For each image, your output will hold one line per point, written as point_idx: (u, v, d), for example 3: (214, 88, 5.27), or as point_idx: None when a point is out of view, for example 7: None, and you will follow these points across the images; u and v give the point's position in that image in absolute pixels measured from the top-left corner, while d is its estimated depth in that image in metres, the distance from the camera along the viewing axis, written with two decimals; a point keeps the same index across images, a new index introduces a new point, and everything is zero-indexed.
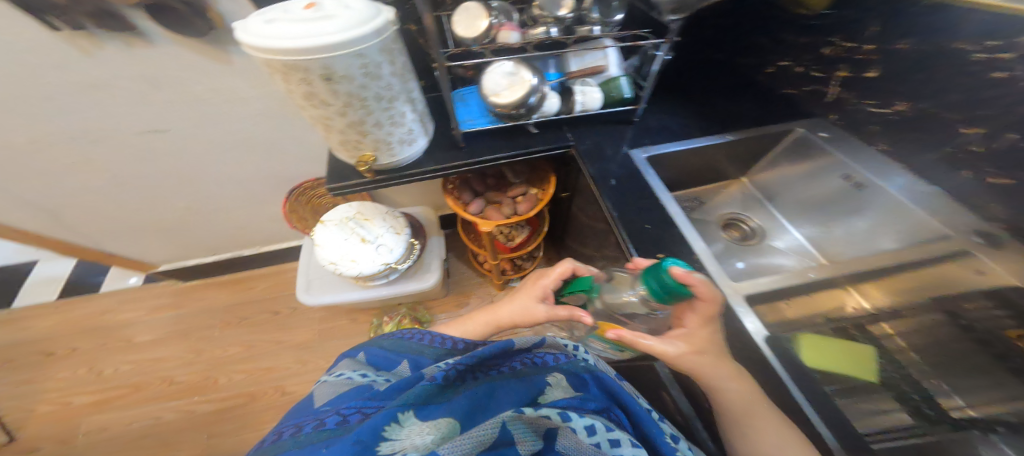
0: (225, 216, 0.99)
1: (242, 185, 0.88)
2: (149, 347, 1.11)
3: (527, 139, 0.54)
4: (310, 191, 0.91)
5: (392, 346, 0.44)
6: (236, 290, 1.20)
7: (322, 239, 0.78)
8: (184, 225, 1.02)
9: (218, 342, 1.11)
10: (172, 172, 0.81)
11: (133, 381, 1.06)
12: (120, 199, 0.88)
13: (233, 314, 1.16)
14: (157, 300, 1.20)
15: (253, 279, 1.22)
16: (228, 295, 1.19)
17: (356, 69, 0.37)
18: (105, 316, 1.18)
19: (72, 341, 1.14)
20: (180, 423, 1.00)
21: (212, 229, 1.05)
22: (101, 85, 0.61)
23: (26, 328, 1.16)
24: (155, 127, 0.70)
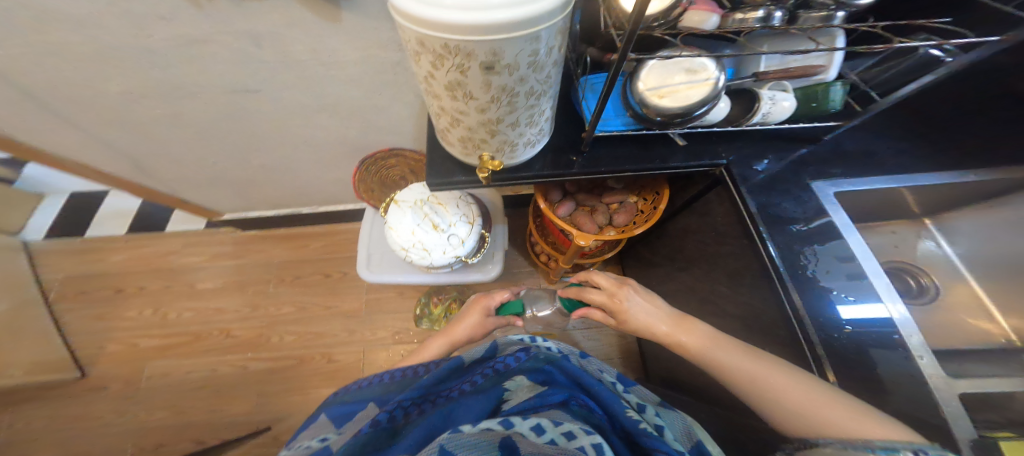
0: (294, 176, 0.99)
1: (317, 149, 0.87)
2: (211, 295, 1.17)
3: (664, 151, 0.56)
4: (381, 162, 0.88)
5: (351, 397, 0.52)
6: (293, 247, 1.23)
7: (396, 222, 0.75)
8: (253, 182, 1.02)
9: (275, 299, 1.16)
10: (255, 131, 0.80)
11: (192, 330, 1.13)
12: (202, 152, 0.88)
13: (289, 272, 1.20)
14: (217, 246, 1.23)
15: (308, 237, 1.25)
16: (286, 251, 1.22)
17: (523, 59, 0.31)
18: (169, 257, 1.22)
19: (139, 280, 1.19)
20: (235, 377, 1.08)
21: (279, 187, 1.05)
22: (203, 40, 0.57)
23: (97, 259, 1.22)
24: (249, 87, 0.67)
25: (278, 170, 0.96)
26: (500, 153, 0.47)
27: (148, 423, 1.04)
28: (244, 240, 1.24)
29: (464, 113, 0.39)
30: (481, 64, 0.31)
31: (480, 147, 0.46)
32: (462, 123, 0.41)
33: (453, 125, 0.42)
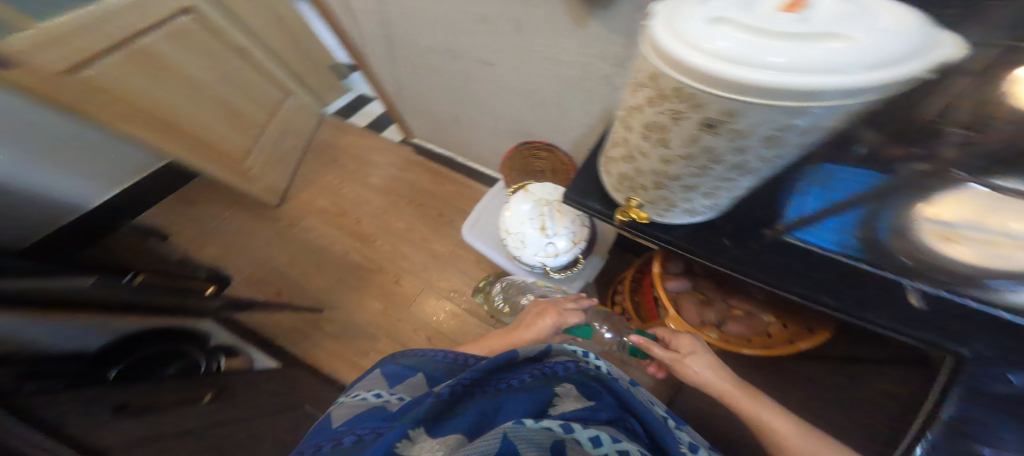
0: (472, 135, 1.28)
1: (501, 121, 1.08)
2: (371, 189, 1.61)
3: (861, 294, 0.42)
4: (535, 151, 1.04)
5: (407, 363, 0.66)
6: (437, 181, 1.57)
7: (516, 208, 0.96)
8: (442, 126, 1.36)
9: (402, 214, 1.54)
10: (471, 95, 1.05)
11: (341, 209, 1.58)
12: (429, 92, 1.18)
13: (423, 199, 1.55)
14: (394, 158, 1.66)
15: (449, 180, 1.56)
16: (431, 183, 1.57)
17: (761, 129, 0.28)
18: (371, 149, 1.72)
19: (343, 156, 1.71)
20: (347, 253, 1.49)
21: (455, 138, 1.38)
22: (485, 18, 0.73)
23: (339, 129, 1.79)
24: (490, 60, 0.84)
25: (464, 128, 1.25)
26: (649, 202, 0.46)
27: (301, 246, 1.51)
28: (410, 161, 1.63)
29: (648, 155, 0.38)
30: (699, 116, 0.29)
31: (636, 190, 0.46)
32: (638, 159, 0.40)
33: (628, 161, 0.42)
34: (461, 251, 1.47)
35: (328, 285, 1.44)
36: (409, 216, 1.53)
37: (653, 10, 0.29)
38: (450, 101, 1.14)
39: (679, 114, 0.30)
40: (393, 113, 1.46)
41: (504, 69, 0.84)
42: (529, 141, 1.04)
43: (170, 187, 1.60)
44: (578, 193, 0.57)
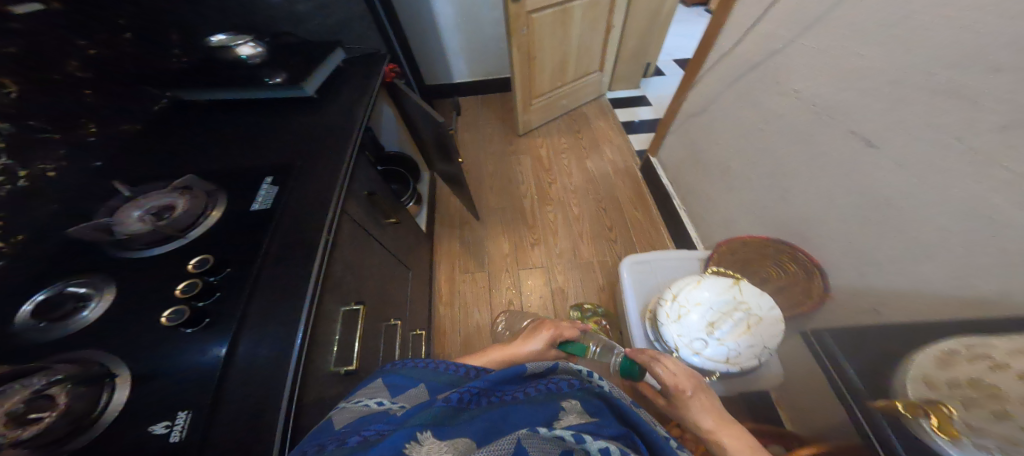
0: (716, 194, 1.19)
1: (782, 205, 0.93)
2: (583, 169, 1.74)
3: None
4: (781, 258, 0.88)
5: (410, 373, 0.49)
6: (632, 204, 1.57)
7: (706, 285, 0.84)
8: (690, 169, 1.32)
9: (584, 202, 1.61)
10: (774, 161, 0.93)
11: (552, 166, 1.78)
12: (718, 132, 1.13)
13: (609, 206, 1.58)
14: (620, 162, 1.74)
15: (643, 211, 1.54)
16: (628, 202, 1.59)
17: None
18: (606, 142, 1.84)
19: (586, 134, 1.90)
20: (523, 195, 1.68)
21: (693, 189, 1.32)
22: (936, 94, 0.58)
23: (600, 113, 1.99)
24: (868, 139, 0.69)
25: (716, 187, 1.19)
26: (973, 428, 0.37)
27: (504, 168, 1.81)
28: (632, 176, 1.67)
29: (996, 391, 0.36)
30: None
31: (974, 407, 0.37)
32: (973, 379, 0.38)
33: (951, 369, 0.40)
34: (598, 268, 1.41)
35: (496, 205, 1.66)
36: (588, 208, 1.59)
37: None
38: (726, 161, 1.13)
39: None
40: (661, 127, 1.46)
41: (877, 157, 0.68)
42: (785, 246, 0.89)
43: (490, 86, 2.23)
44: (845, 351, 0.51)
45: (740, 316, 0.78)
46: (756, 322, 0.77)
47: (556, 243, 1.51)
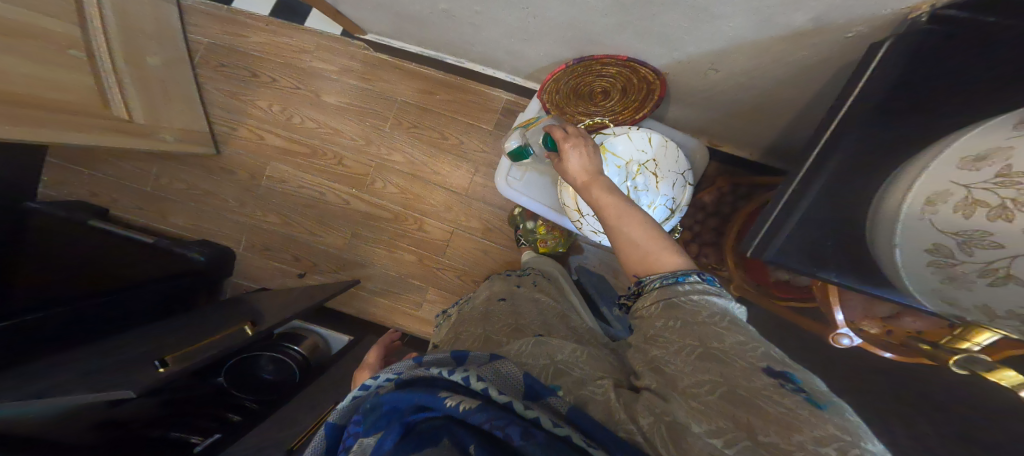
0: (469, 35, 1.06)
1: (574, 23, 0.89)
2: (334, 113, 1.31)
3: None
4: (593, 69, 1.03)
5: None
6: (422, 93, 1.28)
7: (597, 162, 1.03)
8: (417, 23, 1.07)
9: (389, 141, 1.30)
10: None
11: (312, 144, 1.31)
12: None
13: (409, 118, 1.29)
14: (350, 62, 1.31)
15: (438, 88, 1.29)
16: (416, 95, 1.28)
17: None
18: (302, 55, 1.34)
19: (273, 71, 1.36)
20: (340, 207, 1.31)
21: (447, 39, 1.11)
22: None
23: (239, 33, 1.41)
24: None
25: (464, 25, 1.02)
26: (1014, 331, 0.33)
27: (288, 206, 1.33)
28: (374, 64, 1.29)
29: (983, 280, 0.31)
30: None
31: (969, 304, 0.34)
32: (960, 261, 0.33)
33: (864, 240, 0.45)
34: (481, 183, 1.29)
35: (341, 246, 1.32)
36: (401, 143, 1.30)
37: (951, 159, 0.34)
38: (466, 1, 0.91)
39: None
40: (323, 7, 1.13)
41: None
42: (590, 59, 1.00)
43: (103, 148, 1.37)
44: (767, 243, 0.62)
45: (646, 178, 1.03)
46: (659, 169, 1.03)
47: (430, 206, 1.30)
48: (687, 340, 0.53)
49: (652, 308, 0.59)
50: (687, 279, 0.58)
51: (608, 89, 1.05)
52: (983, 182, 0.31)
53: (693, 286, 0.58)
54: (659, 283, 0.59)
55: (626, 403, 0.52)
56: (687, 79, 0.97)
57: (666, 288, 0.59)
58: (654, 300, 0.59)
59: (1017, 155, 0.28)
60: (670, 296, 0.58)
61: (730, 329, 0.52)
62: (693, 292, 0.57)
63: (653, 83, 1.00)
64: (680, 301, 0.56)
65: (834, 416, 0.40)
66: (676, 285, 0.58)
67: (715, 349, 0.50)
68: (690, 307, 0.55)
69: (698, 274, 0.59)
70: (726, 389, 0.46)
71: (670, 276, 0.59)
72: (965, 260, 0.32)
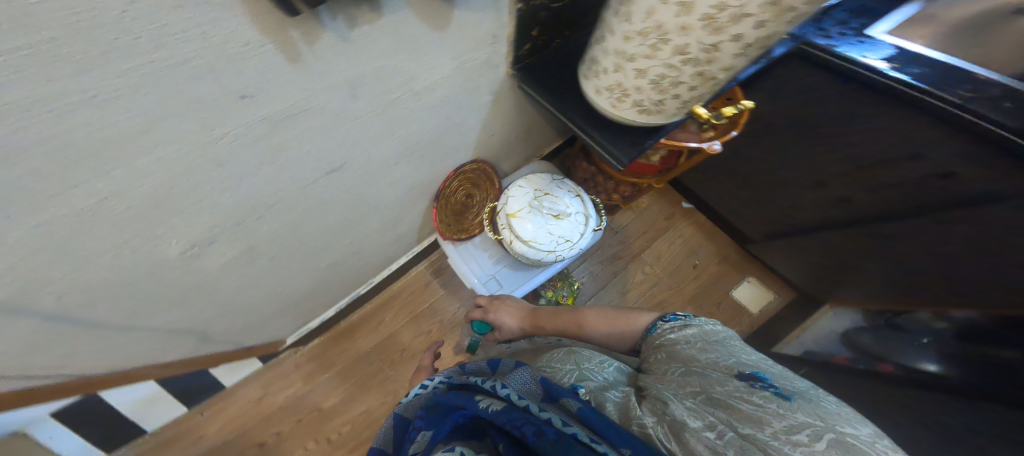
0: (365, 267, 0.87)
1: (403, 217, 0.76)
2: (346, 406, 1.11)
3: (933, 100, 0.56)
4: (448, 196, 0.78)
5: None
6: (372, 330, 1.15)
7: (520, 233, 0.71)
8: (301, 305, 0.85)
9: (400, 379, 1.12)
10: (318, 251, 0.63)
11: (362, 436, 1.09)
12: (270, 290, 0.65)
13: (392, 351, 1.14)
14: (297, 373, 1.13)
15: (373, 317, 1.16)
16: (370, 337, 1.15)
17: (647, 54, 0.39)
18: (266, 400, 1.11)
19: (268, 428, 1.08)
20: None
21: (332, 290, 0.87)
22: (303, 112, 0.36)
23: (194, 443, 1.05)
24: (330, 167, 0.46)
25: (343, 267, 0.78)
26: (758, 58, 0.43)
27: None
28: (319, 349, 1.14)
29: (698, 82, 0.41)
30: (639, 42, 0.38)
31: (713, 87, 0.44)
32: (673, 91, 0.43)
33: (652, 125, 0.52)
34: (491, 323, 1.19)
35: None
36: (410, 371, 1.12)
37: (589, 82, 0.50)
38: (317, 259, 0.66)
39: (626, 52, 0.40)
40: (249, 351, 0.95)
41: (359, 162, 0.49)
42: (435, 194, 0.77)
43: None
44: (611, 154, 0.55)
45: (548, 200, 0.73)
46: (542, 189, 0.74)
47: None
48: (676, 364, 0.54)
49: (655, 356, 0.60)
50: (674, 321, 0.63)
51: (467, 195, 0.81)
52: (615, 87, 0.46)
53: (672, 328, 0.62)
54: (665, 334, 0.62)
55: (635, 403, 0.48)
56: (521, 140, 0.88)
57: (654, 342, 0.63)
58: (656, 349, 0.61)
59: (609, 75, 0.45)
60: (663, 347, 0.60)
61: (703, 351, 0.54)
62: (674, 333, 0.60)
63: (487, 164, 0.80)
64: (664, 343, 0.60)
65: (803, 407, 0.41)
66: (663, 335, 0.62)
67: (700, 368, 0.51)
68: (681, 350, 0.56)
69: (665, 318, 0.65)
70: (708, 399, 0.45)
71: (664, 322, 0.64)
72: (660, 100, 0.45)
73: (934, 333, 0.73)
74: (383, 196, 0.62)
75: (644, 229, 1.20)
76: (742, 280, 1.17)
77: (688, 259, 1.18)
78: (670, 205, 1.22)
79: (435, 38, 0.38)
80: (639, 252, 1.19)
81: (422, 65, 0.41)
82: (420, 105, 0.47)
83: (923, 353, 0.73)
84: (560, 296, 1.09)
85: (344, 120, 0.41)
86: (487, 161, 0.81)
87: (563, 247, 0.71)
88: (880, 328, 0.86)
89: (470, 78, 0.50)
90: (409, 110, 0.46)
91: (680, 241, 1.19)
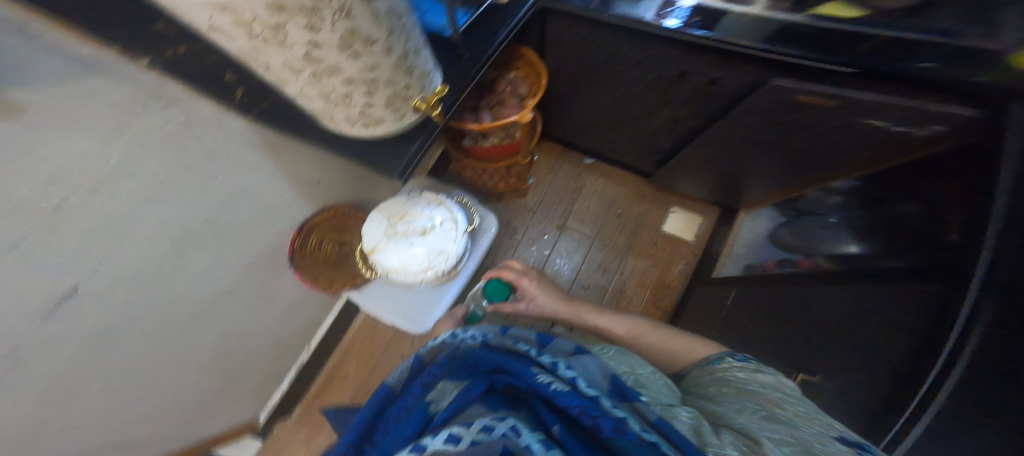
0: (266, 353, 0.78)
1: (268, 290, 0.69)
2: None
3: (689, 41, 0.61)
4: (310, 250, 0.72)
5: None
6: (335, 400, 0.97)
7: (390, 263, 0.70)
8: (217, 412, 0.76)
9: None
10: (164, 352, 0.55)
11: None
12: (139, 408, 0.57)
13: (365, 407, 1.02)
14: None
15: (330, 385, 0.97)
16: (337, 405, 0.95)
17: (289, 73, 0.36)
18: None
19: None
20: None
21: (250, 377, 0.77)
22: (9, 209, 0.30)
23: None
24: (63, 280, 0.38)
25: (240, 357, 0.71)
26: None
27: None
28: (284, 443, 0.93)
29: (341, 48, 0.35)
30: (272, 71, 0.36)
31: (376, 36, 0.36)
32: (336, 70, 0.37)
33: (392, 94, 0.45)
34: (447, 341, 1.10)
35: None
36: None
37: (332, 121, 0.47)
38: (190, 364, 0.61)
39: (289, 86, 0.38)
40: None
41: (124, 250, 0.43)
42: (292, 248, 0.69)
43: None
44: None
45: (408, 220, 0.71)
46: (398, 213, 0.72)
47: None
48: (735, 393, 0.54)
49: (711, 385, 0.59)
50: (729, 364, 0.60)
51: (336, 243, 0.76)
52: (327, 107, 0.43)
53: (744, 367, 0.58)
54: (716, 371, 0.61)
55: (712, 431, 0.44)
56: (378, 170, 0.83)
57: (715, 374, 0.61)
58: (709, 380, 0.61)
59: (308, 101, 0.42)
60: (722, 380, 0.58)
61: (790, 403, 0.49)
62: (743, 372, 0.57)
63: (346, 207, 0.77)
64: (731, 379, 0.57)
65: None
66: (726, 371, 0.60)
67: (766, 400, 0.50)
68: (749, 387, 0.54)
69: (734, 356, 0.62)
70: (807, 451, 0.40)
71: (724, 366, 0.61)
72: (353, 113, 0.45)
73: (841, 214, 0.80)
74: (194, 293, 0.54)
75: (559, 198, 1.17)
76: (667, 212, 1.18)
77: (609, 210, 1.18)
78: (572, 167, 1.20)
79: (40, 131, 0.30)
80: (562, 221, 1.16)
81: (58, 161, 0.33)
82: (110, 199, 0.39)
83: (836, 237, 0.77)
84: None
85: (10, 254, 0.32)
86: (347, 204, 0.78)
87: (438, 259, 0.71)
88: (798, 220, 0.92)
89: (178, 151, 0.43)
90: (98, 217, 0.38)
91: (597, 196, 1.18)
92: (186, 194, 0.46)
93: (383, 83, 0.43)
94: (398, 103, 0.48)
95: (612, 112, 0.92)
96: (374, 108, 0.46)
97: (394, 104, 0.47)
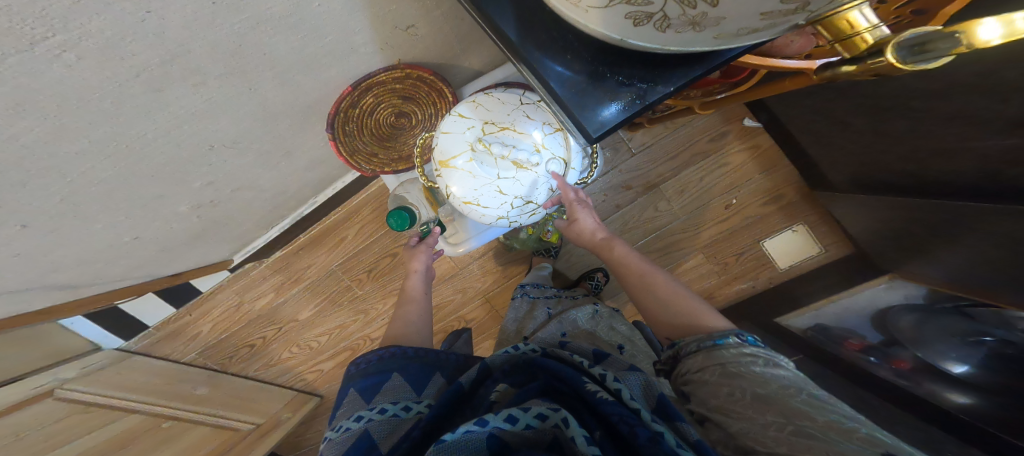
0: (259, 186, 0.66)
1: (251, 107, 0.49)
2: (321, 319, 1.03)
3: None
4: (353, 112, 0.58)
5: (376, 370, 0.51)
6: (334, 249, 0.99)
7: (462, 184, 0.49)
8: (205, 227, 0.68)
9: (370, 298, 1.01)
10: (97, 143, 0.41)
11: (342, 345, 1.05)
12: (80, 195, 0.46)
13: (358, 270, 1.00)
14: (268, 283, 1.01)
15: (337, 231, 0.98)
16: (331, 255, 0.99)
17: None
18: (246, 307, 1.03)
19: (253, 331, 1.05)
20: None
21: (239, 213, 0.71)
22: None
23: (191, 336, 1.05)
24: None
25: (233, 201, 0.65)
26: None
27: None
28: (282, 263, 1.00)
29: None
30: None
31: None
32: None
33: (700, 43, 0.18)
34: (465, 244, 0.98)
35: None
36: (373, 291, 1.01)
37: (577, 20, 0.22)
38: (165, 206, 0.57)
39: None
40: (178, 276, 0.78)
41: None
42: (331, 111, 0.58)
43: None
44: (591, 119, 0.31)
45: (505, 137, 0.47)
46: (497, 122, 0.48)
47: (484, 289, 1.01)
48: (738, 390, 0.36)
49: (706, 374, 0.39)
50: (726, 344, 0.40)
51: (388, 114, 0.60)
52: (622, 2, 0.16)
53: (741, 351, 0.39)
54: (698, 347, 0.42)
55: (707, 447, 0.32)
56: (449, 28, 0.54)
57: (709, 351, 0.41)
58: (702, 366, 0.40)
59: None
60: (721, 364, 0.39)
61: (778, 379, 0.36)
62: (757, 365, 0.38)
63: (418, 72, 0.57)
64: (739, 369, 0.37)
65: None
66: (721, 349, 0.40)
67: (785, 405, 0.32)
68: (755, 376, 0.36)
69: (740, 337, 0.41)
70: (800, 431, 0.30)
71: (705, 338, 0.42)
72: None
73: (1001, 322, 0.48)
74: (156, 145, 0.46)
75: (676, 148, 0.85)
76: (788, 228, 0.85)
77: (723, 195, 0.86)
78: (721, 120, 0.84)
79: None
80: (658, 180, 0.87)
81: None
82: None
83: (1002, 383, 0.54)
84: (544, 232, 0.87)
85: None
86: (428, 70, 0.59)
87: (520, 209, 0.51)
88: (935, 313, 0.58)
89: None
90: (31, 22, 0.27)
91: (720, 172, 0.85)
92: (175, 25, 0.34)
93: (761, 32, 0.15)
94: (823, 8, 0.13)
95: (817, 90, 0.58)
96: (722, 2, 0.13)
97: (814, 8, 0.12)
